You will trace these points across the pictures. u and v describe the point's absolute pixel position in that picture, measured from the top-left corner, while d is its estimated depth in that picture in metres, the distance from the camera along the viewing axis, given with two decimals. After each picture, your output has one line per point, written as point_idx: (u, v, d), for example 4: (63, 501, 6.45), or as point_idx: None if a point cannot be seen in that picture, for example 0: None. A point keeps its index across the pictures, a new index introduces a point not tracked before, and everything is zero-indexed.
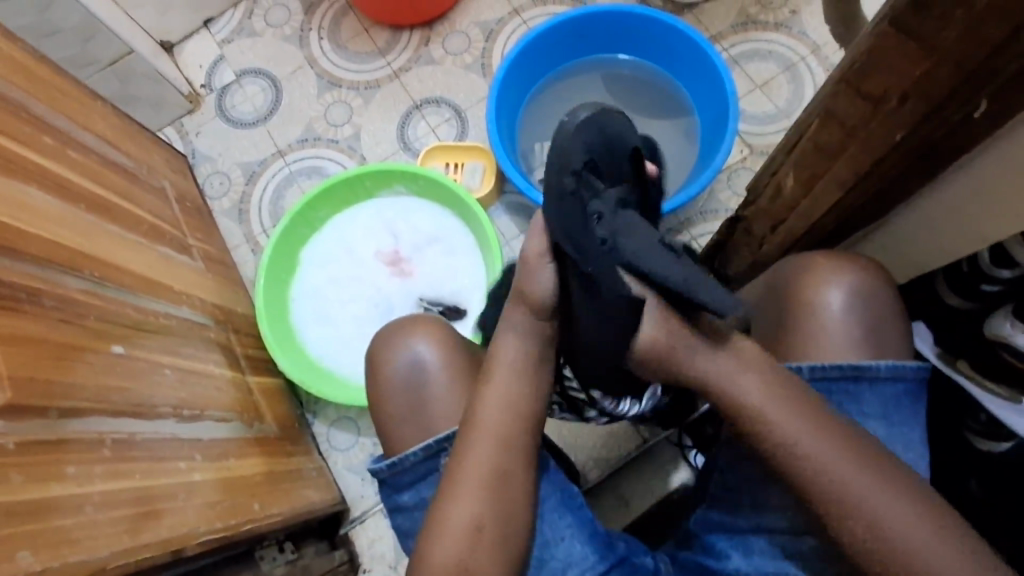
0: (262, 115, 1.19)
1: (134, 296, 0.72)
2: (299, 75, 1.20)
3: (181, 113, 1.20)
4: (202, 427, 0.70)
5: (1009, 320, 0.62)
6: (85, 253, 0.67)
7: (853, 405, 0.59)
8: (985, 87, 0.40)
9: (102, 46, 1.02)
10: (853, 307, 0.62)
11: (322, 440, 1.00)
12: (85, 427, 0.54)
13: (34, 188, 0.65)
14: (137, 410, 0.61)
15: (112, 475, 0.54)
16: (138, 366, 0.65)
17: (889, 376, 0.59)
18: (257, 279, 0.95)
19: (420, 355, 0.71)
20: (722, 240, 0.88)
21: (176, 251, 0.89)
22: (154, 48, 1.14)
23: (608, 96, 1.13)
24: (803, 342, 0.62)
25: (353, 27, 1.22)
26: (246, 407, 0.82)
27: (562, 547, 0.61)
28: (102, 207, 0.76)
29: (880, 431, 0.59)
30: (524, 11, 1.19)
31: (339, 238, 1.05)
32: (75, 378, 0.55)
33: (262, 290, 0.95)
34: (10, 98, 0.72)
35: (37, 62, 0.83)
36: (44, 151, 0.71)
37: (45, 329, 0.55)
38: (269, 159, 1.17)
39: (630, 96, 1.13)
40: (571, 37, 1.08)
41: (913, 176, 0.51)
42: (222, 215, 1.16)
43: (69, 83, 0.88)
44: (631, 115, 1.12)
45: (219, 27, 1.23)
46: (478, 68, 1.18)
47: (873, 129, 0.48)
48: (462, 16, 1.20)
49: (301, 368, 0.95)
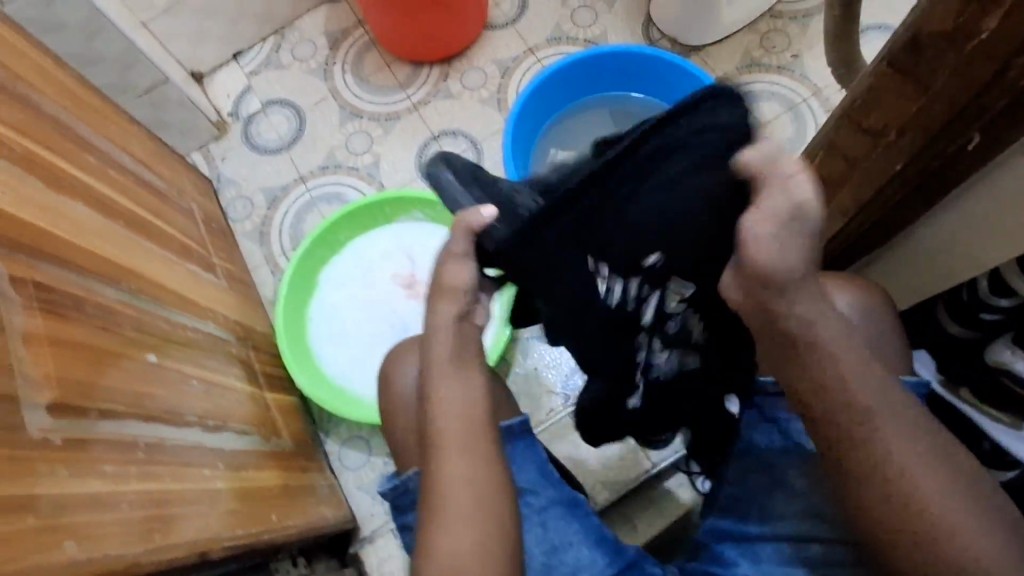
0: (286, 143, 1.24)
1: (165, 310, 0.75)
2: (323, 106, 1.26)
3: (208, 140, 1.25)
4: (224, 437, 0.72)
5: (1009, 348, 0.63)
6: (123, 267, 0.70)
7: None
8: (975, 121, 0.43)
9: (140, 75, 1.07)
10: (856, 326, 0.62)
11: (334, 458, 1.01)
12: (121, 429, 0.56)
13: (79, 205, 0.69)
14: (168, 417, 0.64)
15: (144, 476, 0.55)
16: (167, 375, 0.68)
17: None
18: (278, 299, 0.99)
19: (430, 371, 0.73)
20: None
21: (202, 269, 0.93)
22: (185, 77, 1.20)
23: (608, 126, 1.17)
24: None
25: (375, 61, 1.27)
26: (263, 421, 0.84)
27: (571, 551, 0.63)
28: (137, 224, 0.80)
29: None
30: (539, 50, 1.26)
31: (356, 261, 1.08)
32: (114, 383, 0.58)
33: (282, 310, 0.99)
34: (59, 120, 0.76)
35: (81, 87, 0.87)
36: (86, 170, 0.75)
37: (87, 334, 0.58)
38: (291, 185, 1.22)
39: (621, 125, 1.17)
40: (585, 75, 1.14)
41: (912, 207, 0.54)
42: (244, 237, 1.20)
43: (109, 108, 0.92)
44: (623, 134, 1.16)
45: (247, 60, 1.29)
46: (494, 103, 1.23)
47: (874, 161, 0.52)
48: (479, 54, 1.26)
49: (318, 387, 0.98)
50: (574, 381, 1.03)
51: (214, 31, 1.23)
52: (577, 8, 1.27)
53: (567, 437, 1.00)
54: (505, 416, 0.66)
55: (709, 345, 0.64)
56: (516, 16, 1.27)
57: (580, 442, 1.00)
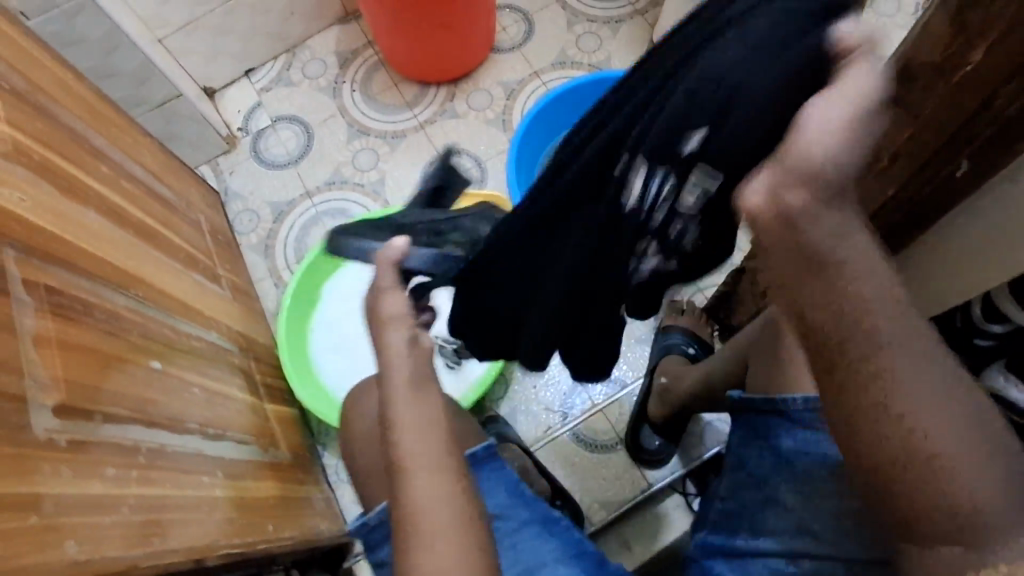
0: (294, 158, 1.27)
1: (171, 318, 0.76)
2: (331, 122, 1.28)
3: (217, 153, 1.27)
4: (224, 446, 0.73)
5: (1002, 374, 0.66)
6: (131, 275, 0.72)
7: None
8: (965, 147, 0.45)
9: (154, 89, 1.10)
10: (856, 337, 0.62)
11: (331, 471, 1.02)
12: (124, 433, 0.57)
13: (91, 213, 0.71)
14: (169, 423, 0.64)
15: (144, 481, 0.56)
16: (171, 382, 0.68)
17: None
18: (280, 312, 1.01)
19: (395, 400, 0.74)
20: (728, 290, 0.95)
21: (206, 279, 0.94)
22: (197, 92, 1.22)
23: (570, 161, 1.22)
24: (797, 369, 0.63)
25: (384, 81, 1.30)
26: (262, 432, 0.85)
27: (545, 572, 0.65)
28: (146, 234, 0.81)
29: None
30: (544, 73, 1.28)
31: (359, 276, 1.09)
32: (119, 388, 0.59)
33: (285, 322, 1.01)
34: (75, 130, 0.78)
35: (96, 99, 0.89)
36: (99, 179, 0.77)
37: (95, 339, 0.59)
38: (297, 200, 1.24)
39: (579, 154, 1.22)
40: (589, 97, 1.16)
41: (905, 232, 0.56)
42: (249, 249, 1.21)
43: (123, 120, 0.95)
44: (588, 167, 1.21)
45: (259, 77, 1.32)
46: (499, 123, 1.26)
47: (867, 185, 0.54)
48: (485, 75, 1.29)
49: (318, 399, 0.99)
50: (572, 399, 1.03)
51: (227, 48, 1.25)
52: (582, 34, 1.30)
53: (564, 455, 1.01)
54: (468, 445, 0.68)
55: (693, 252, 0.55)
56: (523, 40, 1.31)
57: (577, 460, 1.00)
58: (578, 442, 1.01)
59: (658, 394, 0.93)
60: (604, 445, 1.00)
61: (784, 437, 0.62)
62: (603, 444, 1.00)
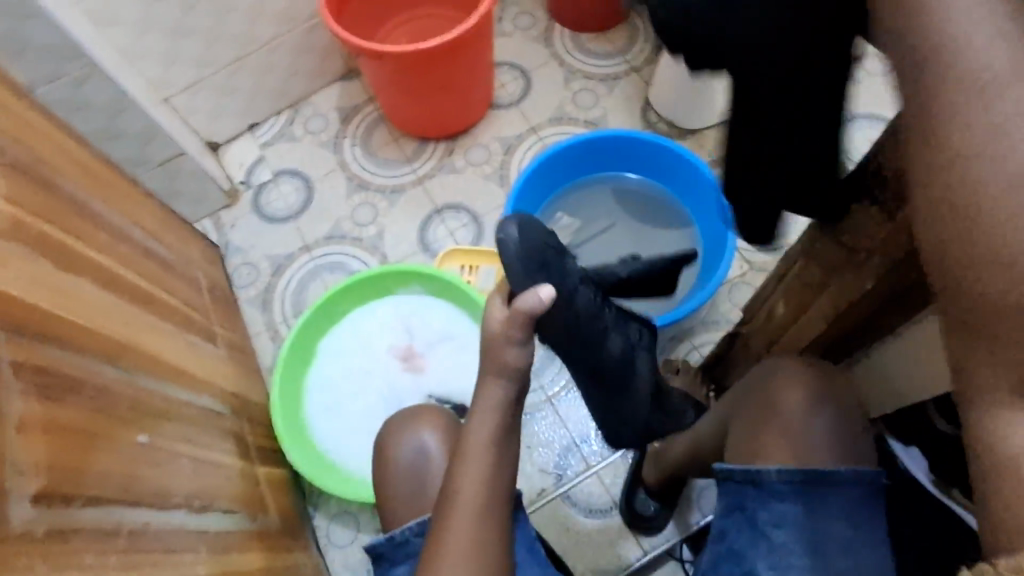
0: (294, 212, 1.28)
1: (163, 385, 0.76)
2: (332, 177, 1.31)
3: (219, 207, 1.29)
4: (211, 518, 0.72)
5: None
6: (125, 345, 0.72)
7: (821, 506, 0.61)
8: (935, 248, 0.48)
9: (159, 149, 1.13)
10: (824, 405, 0.65)
11: (321, 534, 1.00)
12: (106, 515, 0.56)
13: (86, 282, 0.71)
14: (155, 499, 0.64)
15: (125, 566, 0.55)
16: (158, 454, 0.68)
17: (852, 479, 0.61)
18: (276, 370, 1.00)
19: (425, 446, 0.82)
20: (722, 353, 0.95)
21: (202, 339, 0.95)
22: (201, 149, 1.25)
23: (575, 220, 1.23)
24: (770, 450, 0.64)
25: (384, 136, 1.33)
26: (252, 498, 0.84)
27: None
28: (142, 298, 0.82)
29: (841, 528, 0.60)
30: (541, 129, 1.31)
31: (356, 331, 1.09)
32: (104, 468, 0.59)
33: (279, 381, 1.00)
34: (76, 199, 0.80)
35: (101, 165, 0.92)
36: (98, 248, 0.78)
37: (82, 417, 0.59)
38: (296, 253, 1.25)
39: (595, 207, 1.24)
40: (587, 156, 1.18)
41: (888, 312, 0.59)
42: (247, 303, 1.22)
43: (126, 183, 0.97)
44: (598, 217, 1.23)
45: (262, 131, 1.35)
46: (496, 178, 1.28)
47: (849, 272, 0.58)
48: (484, 131, 1.31)
49: (308, 461, 0.98)
50: (566, 460, 1.02)
51: (232, 105, 1.29)
52: (579, 90, 1.33)
53: (556, 518, 0.99)
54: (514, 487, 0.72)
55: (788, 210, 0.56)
56: (521, 96, 1.33)
57: (570, 524, 0.99)
58: (572, 506, 0.99)
59: (652, 458, 0.92)
60: (599, 509, 0.99)
61: (760, 509, 0.62)
62: (598, 508, 0.99)
